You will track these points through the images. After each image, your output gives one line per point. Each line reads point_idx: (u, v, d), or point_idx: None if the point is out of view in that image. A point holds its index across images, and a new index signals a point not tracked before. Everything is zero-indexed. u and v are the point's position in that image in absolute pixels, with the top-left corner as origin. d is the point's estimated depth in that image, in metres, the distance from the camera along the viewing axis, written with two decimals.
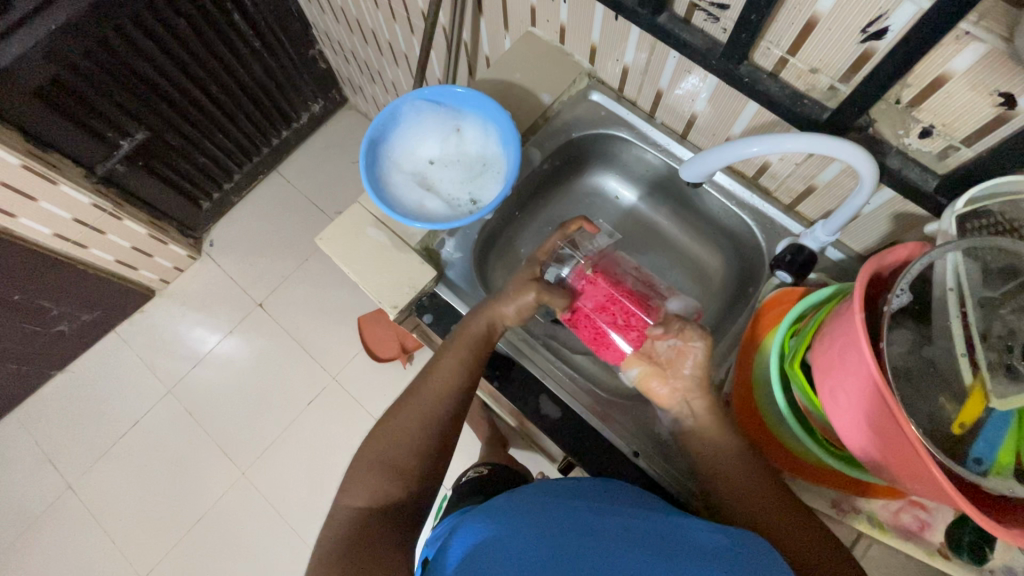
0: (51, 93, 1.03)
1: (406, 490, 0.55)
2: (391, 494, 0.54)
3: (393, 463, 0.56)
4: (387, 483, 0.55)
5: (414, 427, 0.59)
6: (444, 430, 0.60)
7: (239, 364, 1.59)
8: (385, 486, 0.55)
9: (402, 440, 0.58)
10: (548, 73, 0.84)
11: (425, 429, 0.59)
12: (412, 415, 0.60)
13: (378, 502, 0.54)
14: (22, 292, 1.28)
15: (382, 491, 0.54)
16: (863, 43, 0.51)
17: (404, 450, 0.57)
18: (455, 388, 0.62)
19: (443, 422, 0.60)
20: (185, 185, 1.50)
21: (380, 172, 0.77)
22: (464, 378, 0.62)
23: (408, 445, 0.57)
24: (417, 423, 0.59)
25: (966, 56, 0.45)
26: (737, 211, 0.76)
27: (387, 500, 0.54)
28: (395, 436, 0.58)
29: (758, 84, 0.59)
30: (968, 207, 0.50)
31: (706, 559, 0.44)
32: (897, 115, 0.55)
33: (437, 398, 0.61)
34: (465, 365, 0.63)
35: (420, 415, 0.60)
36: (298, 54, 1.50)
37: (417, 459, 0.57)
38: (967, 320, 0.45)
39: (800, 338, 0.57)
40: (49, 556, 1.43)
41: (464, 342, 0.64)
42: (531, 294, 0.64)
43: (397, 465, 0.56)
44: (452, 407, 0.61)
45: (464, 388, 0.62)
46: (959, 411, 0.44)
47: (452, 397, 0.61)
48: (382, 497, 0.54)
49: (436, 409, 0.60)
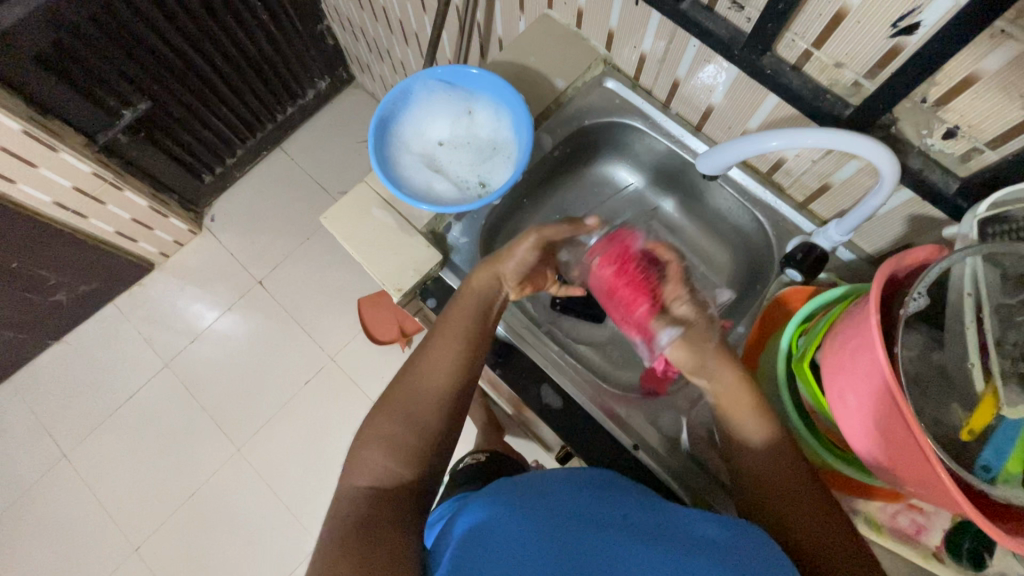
0: (52, 58, 1.01)
1: (411, 462, 0.54)
2: (395, 467, 0.53)
3: (394, 438, 0.54)
4: (390, 454, 0.54)
5: (416, 398, 0.57)
6: (446, 400, 0.57)
7: (237, 340, 1.58)
8: (389, 460, 0.53)
9: (401, 413, 0.56)
10: (562, 57, 0.82)
11: (427, 398, 0.57)
12: (413, 385, 0.58)
13: (382, 474, 0.53)
14: (19, 259, 1.27)
15: (386, 464, 0.53)
16: (892, 38, 0.50)
17: (406, 422, 0.55)
18: (456, 353, 0.59)
19: (446, 389, 0.58)
20: (187, 158, 1.48)
21: (388, 151, 0.75)
22: (466, 342, 0.60)
23: (409, 419, 0.56)
24: (422, 393, 0.57)
25: (1001, 55, 0.44)
26: (749, 207, 0.75)
27: (390, 474, 0.53)
28: (399, 409, 0.56)
29: (780, 77, 0.58)
30: (992, 212, 0.50)
31: (718, 551, 0.43)
32: (922, 115, 0.54)
33: (438, 362, 0.58)
34: (466, 328, 0.61)
35: (423, 386, 0.57)
36: (305, 29, 1.47)
37: (419, 434, 0.55)
38: (983, 326, 0.45)
39: (809, 339, 0.57)
40: (43, 524, 1.44)
41: (468, 304, 0.63)
42: (531, 236, 0.64)
43: (399, 437, 0.54)
44: (454, 372, 0.59)
45: (465, 354, 0.60)
46: (969, 417, 0.44)
47: (452, 361, 0.59)
48: (386, 469, 0.53)
49: (438, 376, 0.58)
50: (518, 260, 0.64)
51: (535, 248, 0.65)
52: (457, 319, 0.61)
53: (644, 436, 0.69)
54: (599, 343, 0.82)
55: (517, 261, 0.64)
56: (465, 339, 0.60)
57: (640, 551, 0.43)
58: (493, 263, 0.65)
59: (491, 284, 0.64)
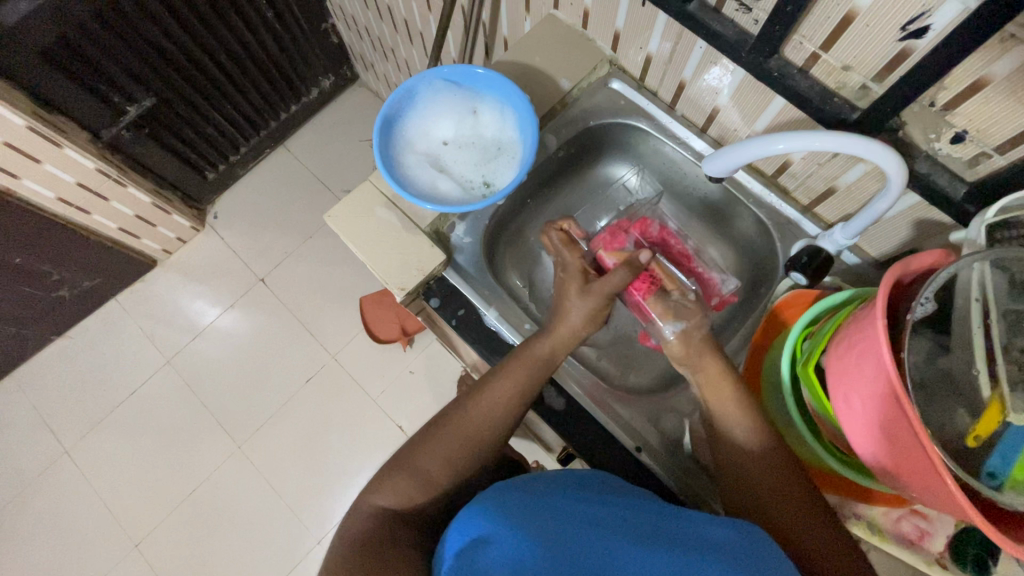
0: (57, 54, 1.01)
1: (430, 490, 0.55)
2: (416, 495, 0.54)
3: (426, 467, 0.55)
4: (415, 484, 0.54)
5: (466, 441, 0.57)
6: (493, 447, 0.59)
7: (238, 337, 1.58)
8: (412, 488, 0.54)
9: (441, 449, 0.56)
10: (568, 57, 0.82)
11: (476, 444, 0.57)
12: (460, 425, 0.58)
13: (402, 498, 0.53)
14: (22, 255, 1.27)
15: (409, 491, 0.54)
16: (901, 41, 0.49)
17: (447, 462, 0.56)
18: (514, 407, 0.60)
19: (496, 438, 0.59)
20: (190, 155, 1.48)
21: (393, 151, 0.75)
22: (523, 395, 0.60)
23: (446, 455, 0.56)
24: (465, 435, 0.57)
25: (1011, 60, 0.44)
26: (754, 209, 0.75)
27: (411, 500, 0.54)
28: (448, 447, 0.56)
29: (787, 80, 0.58)
30: (1000, 217, 0.49)
31: (722, 555, 0.43)
32: (930, 119, 0.53)
33: (495, 414, 0.59)
34: (529, 382, 0.61)
35: (470, 430, 0.58)
36: (310, 27, 1.47)
37: (457, 472, 0.56)
38: (990, 331, 0.45)
39: (814, 342, 0.56)
40: (43, 519, 1.44)
41: (532, 360, 0.62)
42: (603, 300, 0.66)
43: (431, 470, 0.55)
44: (507, 425, 0.60)
45: (521, 409, 0.61)
46: (975, 423, 0.44)
47: (510, 413, 0.60)
48: (407, 496, 0.54)
49: (492, 425, 0.59)
50: (586, 315, 0.66)
51: (604, 308, 0.67)
52: (521, 374, 0.61)
53: (646, 437, 0.69)
54: (603, 346, 0.82)
55: (585, 317, 0.66)
56: (525, 395, 0.60)
57: (643, 556, 0.43)
58: (561, 321, 0.65)
59: (560, 344, 0.64)
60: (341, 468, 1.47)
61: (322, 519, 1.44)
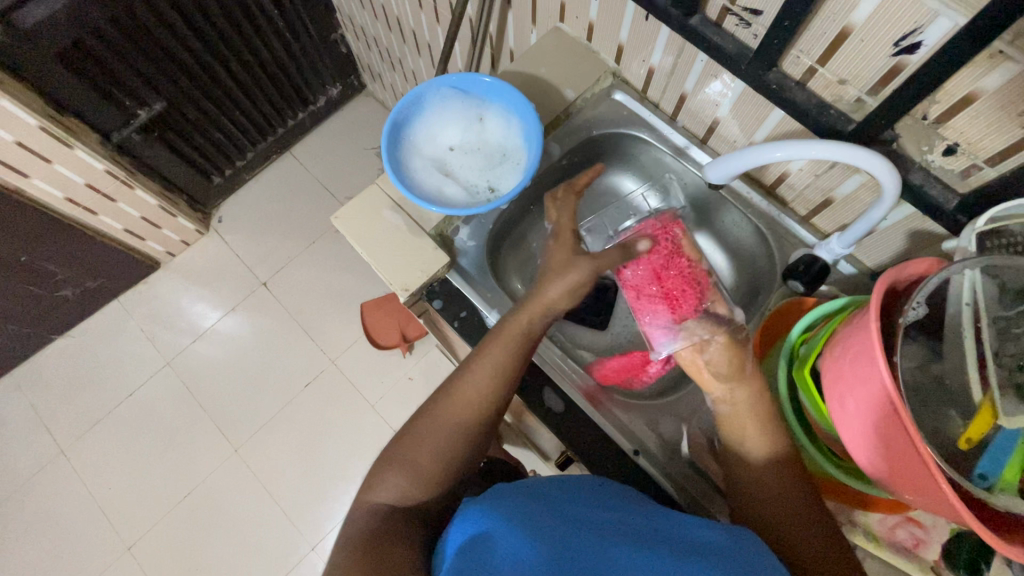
0: (73, 56, 1.04)
1: (429, 485, 0.55)
2: (416, 489, 0.54)
3: (422, 462, 0.55)
4: (412, 477, 0.55)
5: (453, 425, 0.57)
6: (484, 430, 0.59)
7: (239, 340, 1.59)
8: (412, 482, 0.55)
9: (433, 442, 0.56)
10: (571, 69, 0.84)
11: (466, 430, 0.57)
12: (451, 416, 0.57)
13: (404, 492, 0.54)
14: (28, 254, 1.29)
15: (405, 484, 0.54)
16: (894, 57, 0.51)
17: (438, 456, 0.56)
18: (500, 388, 0.59)
19: (485, 421, 0.59)
20: (196, 158, 1.49)
21: (400, 154, 0.77)
22: (510, 376, 0.60)
23: (438, 447, 0.56)
24: (456, 425, 0.57)
25: (997, 76, 0.46)
26: (752, 218, 0.76)
27: (409, 493, 0.54)
28: (439, 438, 0.56)
29: (785, 93, 0.60)
30: (990, 226, 0.51)
31: (709, 555, 0.44)
32: (922, 132, 0.55)
33: (483, 396, 0.58)
34: (516, 363, 0.60)
35: (458, 418, 0.57)
36: (319, 36, 1.50)
37: (452, 462, 0.57)
38: (980, 337, 0.46)
39: (810, 346, 0.58)
40: (36, 521, 1.43)
41: (524, 341, 0.61)
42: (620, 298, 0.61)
43: (429, 463, 0.55)
44: (496, 404, 0.59)
45: (509, 388, 0.60)
46: (967, 427, 0.45)
47: (500, 396, 0.59)
48: (405, 490, 0.54)
49: (481, 408, 0.58)
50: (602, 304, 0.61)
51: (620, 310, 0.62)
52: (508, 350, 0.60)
53: (645, 441, 0.69)
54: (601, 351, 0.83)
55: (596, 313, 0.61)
56: (512, 373, 0.60)
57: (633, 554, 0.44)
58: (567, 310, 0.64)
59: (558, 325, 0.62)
60: (338, 474, 1.47)
61: (318, 525, 1.43)
